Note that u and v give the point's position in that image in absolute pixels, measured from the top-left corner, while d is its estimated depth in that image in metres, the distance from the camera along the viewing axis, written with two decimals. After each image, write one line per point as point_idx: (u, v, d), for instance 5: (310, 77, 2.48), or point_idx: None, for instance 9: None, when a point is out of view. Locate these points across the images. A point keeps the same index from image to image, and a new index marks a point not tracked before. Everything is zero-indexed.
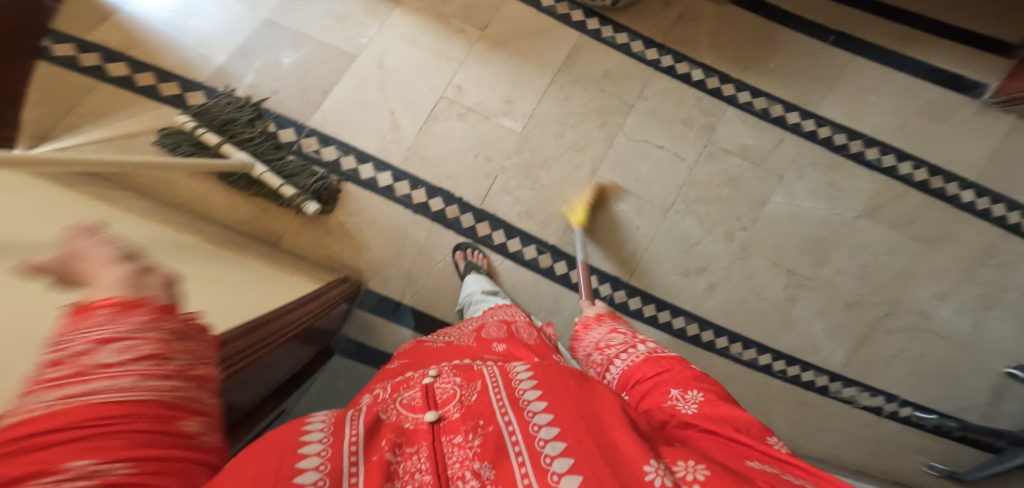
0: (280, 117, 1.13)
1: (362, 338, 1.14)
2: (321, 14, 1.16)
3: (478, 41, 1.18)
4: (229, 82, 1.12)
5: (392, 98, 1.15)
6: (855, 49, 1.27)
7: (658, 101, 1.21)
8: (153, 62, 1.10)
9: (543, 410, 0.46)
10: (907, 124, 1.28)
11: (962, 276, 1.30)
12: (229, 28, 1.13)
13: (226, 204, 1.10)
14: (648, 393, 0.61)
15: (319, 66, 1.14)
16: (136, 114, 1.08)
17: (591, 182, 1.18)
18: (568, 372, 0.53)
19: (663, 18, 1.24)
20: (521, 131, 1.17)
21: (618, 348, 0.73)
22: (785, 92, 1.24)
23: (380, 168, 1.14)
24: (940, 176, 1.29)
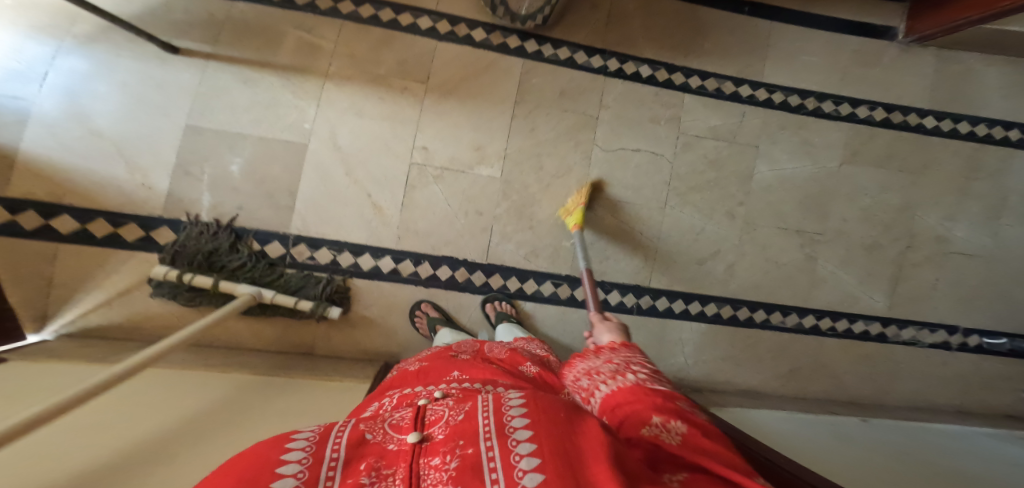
0: (259, 233, 1.06)
1: None
2: (249, 107, 1.06)
3: (426, 94, 1.13)
4: (188, 207, 1.04)
5: (363, 180, 1.10)
6: (772, 15, 1.32)
7: (620, 107, 1.21)
8: (96, 206, 1.01)
9: (526, 439, 0.40)
10: (845, 73, 1.36)
11: (960, 194, 1.34)
12: (151, 140, 1.03)
13: (250, 331, 1.06)
14: (628, 431, 0.45)
15: (273, 164, 1.07)
16: (117, 268, 1.02)
17: (583, 203, 1.18)
18: (561, 402, 0.47)
19: (595, 21, 1.22)
20: (501, 176, 1.16)
21: (601, 366, 0.54)
22: (729, 68, 1.28)
23: (378, 255, 1.10)
24: (897, 111, 1.36)
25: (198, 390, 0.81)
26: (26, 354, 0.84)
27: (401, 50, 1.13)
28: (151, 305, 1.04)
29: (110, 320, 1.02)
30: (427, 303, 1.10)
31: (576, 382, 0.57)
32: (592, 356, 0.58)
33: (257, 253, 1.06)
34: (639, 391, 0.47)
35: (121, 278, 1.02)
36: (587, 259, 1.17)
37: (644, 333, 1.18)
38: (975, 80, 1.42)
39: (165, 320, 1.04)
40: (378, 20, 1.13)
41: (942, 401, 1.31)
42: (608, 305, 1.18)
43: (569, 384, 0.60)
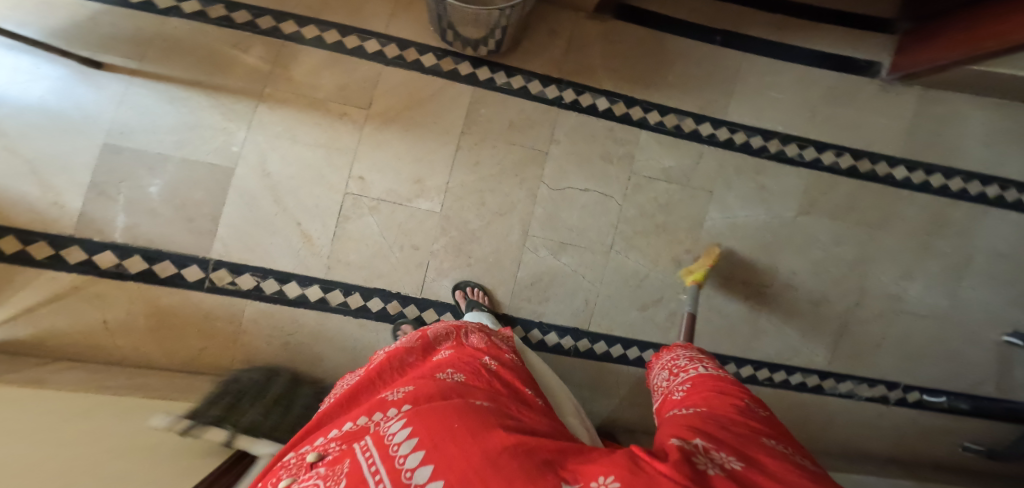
0: (175, 256, 1.03)
1: None
2: (173, 128, 1.03)
3: (367, 121, 1.09)
4: (101, 228, 1.00)
5: (292, 208, 1.07)
6: (743, 46, 1.26)
7: (571, 142, 1.18)
8: (6, 222, 0.97)
9: (429, 477, 0.40)
10: (816, 112, 1.30)
11: (921, 251, 1.31)
12: (68, 159, 1.00)
13: (163, 351, 1.04)
14: (708, 388, 0.62)
15: (194, 189, 1.03)
16: (24, 285, 0.98)
17: (525, 242, 1.16)
18: (453, 412, 0.49)
19: (552, 49, 1.18)
20: (441, 210, 1.12)
21: (705, 361, 0.74)
22: (690, 104, 1.23)
23: (305, 283, 1.08)
24: (866, 159, 1.31)
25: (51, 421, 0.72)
26: None
27: (342, 73, 1.08)
28: (57, 323, 1.00)
29: (15, 336, 0.98)
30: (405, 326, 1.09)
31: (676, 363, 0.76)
32: (694, 354, 0.78)
33: (174, 276, 1.03)
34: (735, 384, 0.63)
35: (28, 295, 0.98)
36: (525, 299, 1.16)
37: (579, 377, 1.17)
38: (956, 128, 1.35)
39: (75, 337, 1.01)
40: (320, 41, 1.08)
41: (874, 454, 1.32)
42: (544, 347, 1.16)
43: (666, 366, 0.79)
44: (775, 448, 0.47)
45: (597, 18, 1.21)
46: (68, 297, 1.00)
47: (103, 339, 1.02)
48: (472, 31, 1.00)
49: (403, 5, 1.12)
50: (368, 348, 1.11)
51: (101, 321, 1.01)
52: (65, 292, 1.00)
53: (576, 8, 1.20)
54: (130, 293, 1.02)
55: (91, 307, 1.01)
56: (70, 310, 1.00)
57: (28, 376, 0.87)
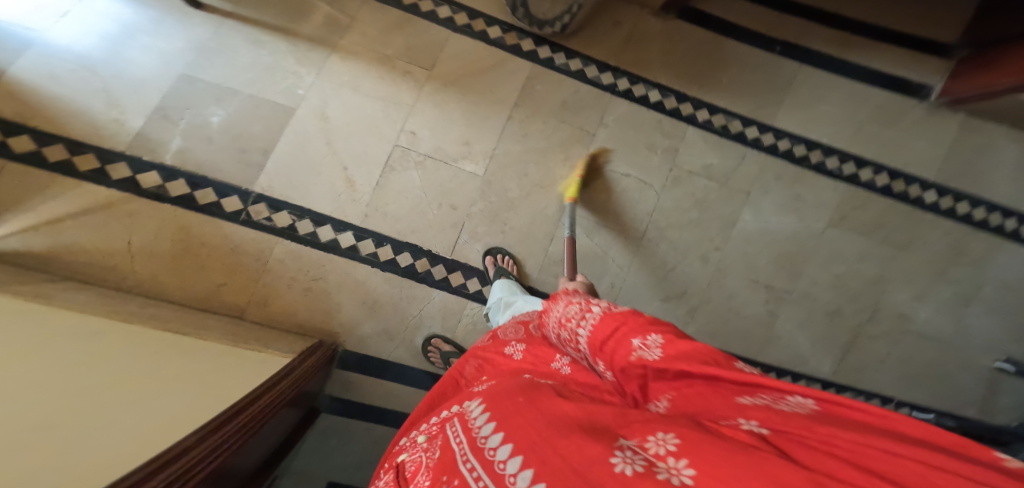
0: (218, 185, 1.02)
1: (347, 395, 1.09)
2: (246, 67, 1.06)
3: (427, 81, 1.13)
4: (153, 148, 1.01)
5: (341, 152, 1.08)
6: (801, 58, 1.32)
7: (618, 128, 1.22)
8: (59, 132, 0.97)
9: (502, 442, 0.40)
10: (862, 130, 1.33)
11: (934, 276, 1.33)
12: (141, 85, 1.02)
13: (178, 282, 1.00)
14: (619, 352, 0.51)
15: (252, 123, 1.05)
16: (58, 195, 0.96)
17: (561, 218, 1.17)
18: (521, 388, 0.49)
19: (613, 40, 1.25)
20: (484, 174, 1.14)
21: (576, 316, 0.63)
22: (743, 107, 1.28)
23: (339, 228, 1.07)
24: (902, 179, 1.32)
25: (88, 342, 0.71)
26: None
27: (411, 37, 1.13)
28: (79, 238, 0.96)
29: (33, 248, 0.94)
30: (438, 341, 1.10)
31: (560, 334, 0.66)
32: (563, 305, 0.68)
33: (212, 204, 1.02)
34: (617, 317, 0.55)
35: (58, 205, 0.95)
36: (553, 275, 1.17)
37: None
38: (990, 157, 1.36)
39: (95, 255, 0.97)
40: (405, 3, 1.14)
41: None
42: None
43: (562, 344, 0.67)
44: (757, 397, 0.37)
45: (661, 16, 1.28)
46: (98, 212, 0.97)
47: (121, 260, 0.98)
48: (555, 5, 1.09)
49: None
50: (387, 303, 1.09)
51: (123, 241, 0.98)
52: (98, 206, 0.97)
53: (643, 4, 1.26)
54: (163, 217, 1.00)
55: (118, 226, 0.98)
56: (96, 226, 0.97)
57: (39, 289, 0.83)
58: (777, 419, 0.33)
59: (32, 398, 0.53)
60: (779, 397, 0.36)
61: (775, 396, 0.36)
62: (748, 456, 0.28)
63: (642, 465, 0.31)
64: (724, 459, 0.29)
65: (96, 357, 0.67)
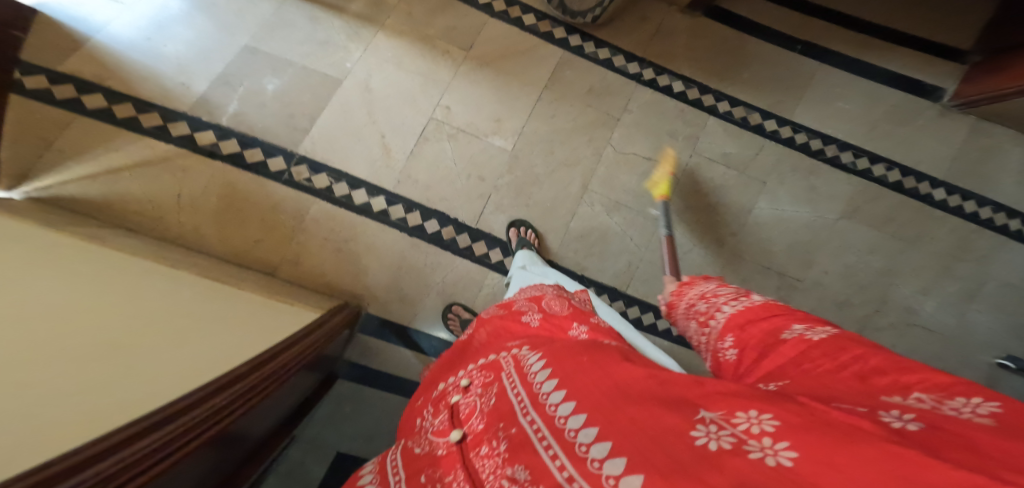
0: (267, 145, 1.11)
1: (365, 362, 1.05)
2: (303, 40, 1.17)
3: (464, 61, 1.24)
4: (212, 110, 1.10)
5: (381, 122, 1.17)
6: (819, 58, 1.42)
7: (642, 114, 1.31)
8: (131, 93, 1.08)
9: (564, 400, 0.44)
10: (875, 127, 1.39)
11: (941, 271, 1.33)
12: (208, 54, 1.12)
13: (218, 236, 1.04)
14: (761, 332, 0.51)
15: (303, 93, 1.14)
16: (120, 147, 1.04)
17: (583, 196, 1.23)
18: (583, 351, 0.52)
19: (642, 33, 1.37)
20: (511, 149, 1.22)
21: (727, 298, 0.61)
22: (763, 101, 1.37)
23: (373, 193, 1.13)
24: (912, 177, 1.36)
25: (136, 273, 0.74)
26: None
27: (453, 19, 1.26)
28: (133, 188, 1.02)
29: (89, 194, 1.00)
30: (457, 308, 1.08)
31: (695, 308, 0.66)
32: (710, 289, 0.67)
33: (259, 163, 1.09)
34: (774, 309, 0.53)
35: (119, 156, 1.03)
36: (573, 251, 1.20)
37: None
38: (997, 158, 1.40)
39: (146, 205, 1.02)
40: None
41: None
42: None
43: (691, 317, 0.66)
44: (914, 398, 0.35)
45: (688, 13, 1.42)
46: (153, 166, 1.05)
47: (167, 210, 1.03)
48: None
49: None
50: (411, 269, 1.10)
51: (174, 194, 1.04)
52: (156, 159, 1.05)
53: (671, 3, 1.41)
54: (213, 173, 1.07)
55: (171, 179, 1.05)
56: (150, 177, 1.04)
57: (89, 231, 0.87)
58: (941, 423, 0.31)
59: (94, 312, 0.56)
60: (942, 401, 0.33)
61: (942, 399, 0.33)
62: (870, 442, 0.27)
63: (731, 441, 0.31)
64: (840, 442, 0.28)
65: (155, 287, 0.72)
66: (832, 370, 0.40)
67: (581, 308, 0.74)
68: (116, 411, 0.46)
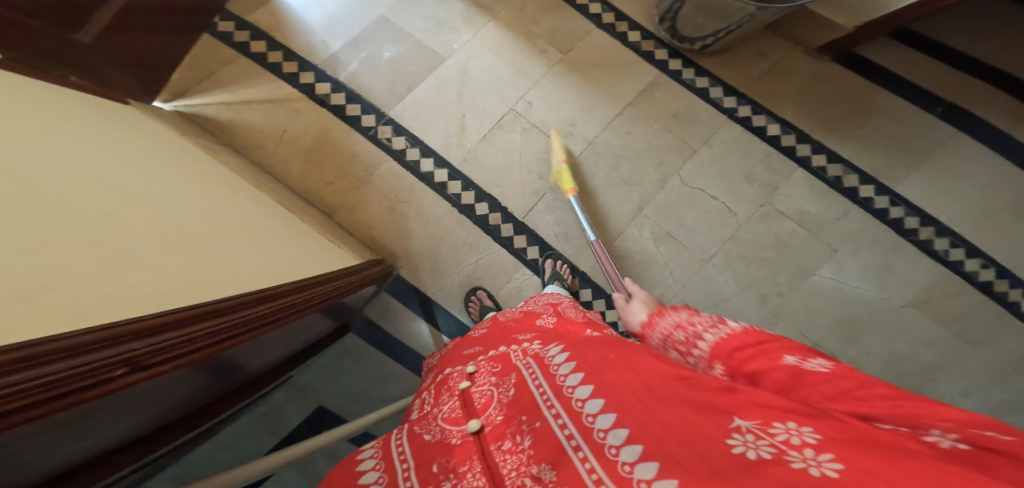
0: (366, 103, 1.25)
1: (380, 321, 1.15)
2: (427, 17, 1.32)
3: (558, 63, 1.32)
4: (335, 66, 1.26)
5: (466, 103, 1.27)
6: (961, 125, 1.30)
7: (722, 151, 1.29)
8: (285, 43, 1.27)
9: (592, 398, 0.49)
10: (989, 217, 1.24)
11: (992, 380, 1.15)
12: (351, 19, 1.29)
13: (301, 172, 1.18)
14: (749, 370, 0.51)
15: (410, 63, 1.28)
16: (255, 85, 1.23)
17: (635, 218, 1.23)
18: (607, 348, 0.56)
19: (753, 67, 1.38)
20: (578, 155, 1.26)
21: (704, 324, 0.62)
22: (864, 164, 1.29)
23: (438, 164, 1.22)
24: (1007, 279, 1.20)
25: (234, 190, 0.89)
26: (144, 108, 1.03)
27: (560, 21, 1.36)
28: (251, 118, 1.20)
29: (216, 116, 1.19)
30: (480, 292, 1.15)
31: (674, 337, 0.66)
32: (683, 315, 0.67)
33: (354, 117, 1.23)
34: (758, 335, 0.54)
35: (251, 92, 1.22)
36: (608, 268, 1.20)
37: None
38: None
39: (256, 134, 1.19)
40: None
41: None
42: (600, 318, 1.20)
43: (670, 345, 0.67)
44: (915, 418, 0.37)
45: (815, 55, 1.38)
46: (272, 103, 1.22)
47: (270, 141, 1.19)
48: (710, 22, 1.22)
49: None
50: (450, 245, 1.19)
51: (281, 128, 1.20)
52: (278, 99, 1.22)
53: (797, 42, 1.39)
54: (317, 117, 1.22)
55: (283, 116, 1.21)
56: (267, 112, 1.21)
57: (208, 145, 1.04)
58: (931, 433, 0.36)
59: (196, 210, 0.70)
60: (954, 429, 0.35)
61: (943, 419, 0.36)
62: (910, 459, 0.32)
63: (770, 452, 0.36)
64: (882, 462, 0.32)
65: (244, 207, 0.86)
66: (840, 393, 0.42)
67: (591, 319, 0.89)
68: (196, 279, 0.58)
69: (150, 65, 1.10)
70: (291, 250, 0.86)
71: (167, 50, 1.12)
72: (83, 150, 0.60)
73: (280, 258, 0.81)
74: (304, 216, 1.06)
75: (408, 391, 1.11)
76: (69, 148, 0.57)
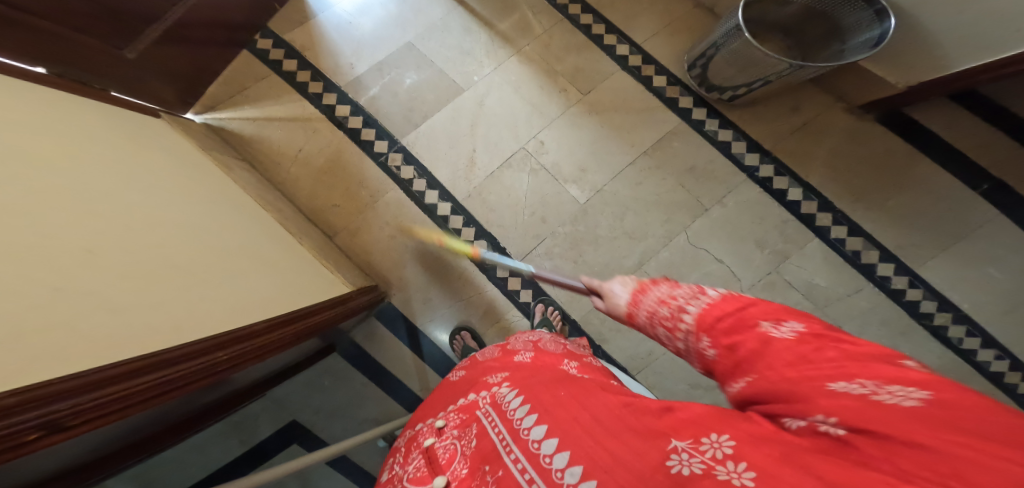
0: (382, 129, 1.27)
1: (367, 344, 1.17)
2: (453, 46, 1.33)
3: (577, 103, 1.31)
4: (358, 90, 1.29)
5: (479, 137, 1.27)
6: (1006, 206, 1.20)
7: (734, 212, 1.24)
8: (315, 63, 1.31)
9: (544, 433, 0.40)
10: (1015, 310, 1.16)
11: None
12: (381, 44, 1.32)
13: (312, 190, 1.23)
14: (743, 340, 0.35)
15: (430, 92, 1.30)
16: (281, 103, 1.27)
17: (634, 272, 1.20)
18: (553, 381, 0.47)
19: (784, 123, 1.30)
20: (583, 202, 1.24)
21: (685, 295, 0.42)
22: (888, 240, 1.21)
23: (443, 197, 1.23)
24: (1019, 372, 1.15)
25: (236, 211, 0.92)
26: (173, 120, 1.08)
27: (585, 61, 1.34)
28: (271, 136, 1.25)
29: (239, 131, 1.24)
30: (464, 333, 1.15)
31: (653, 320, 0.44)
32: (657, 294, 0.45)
33: (368, 142, 1.26)
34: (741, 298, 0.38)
35: (276, 110, 1.27)
36: (600, 319, 1.19)
37: None
38: None
39: (272, 151, 1.24)
40: (600, 39, 1.36)
41: None
42: None
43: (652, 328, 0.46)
44: (855, 383, 0.27)
45: (858, 113, 1.29)
46: (293, 123, 1.26)
47: (286, 159, 1.24)
48: (740, 74, 1.17)
49: (667, 38, 1.37)
50: (443, 277, 1.19)
51: (297, 148, 1.25)
52: (299, 118, 1.26)
53: (839, 96, 1.30)
54: (334, 140, 1.26)
55: (301, 135, 1.26)
56: (284, 130, 1.26)
57: (223, 160, 1.08)
58: (848, 403, 0.26)
59: (191, 234, 0.72)
60: (885, 384, 0.27)
61: (884, 386, 0.26)
62: (807, 458, 0.26)
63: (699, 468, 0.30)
64: (784, 462, 0.26)
65: (241, 227, 0.88)
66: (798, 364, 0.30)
67: (574, 348, 0.78)
68: (177, 317, 0.59)
69: (188, 77, 1.15)
70: (281, 278, 0.89)
71: (203, 64, 1.18)
72: (95, 172, 0.62)
73: (264, 285, 0.82)
74: (306, 239, 1.09)
75: (384, 415, 1.15)
76: (80, 173, 0.59)
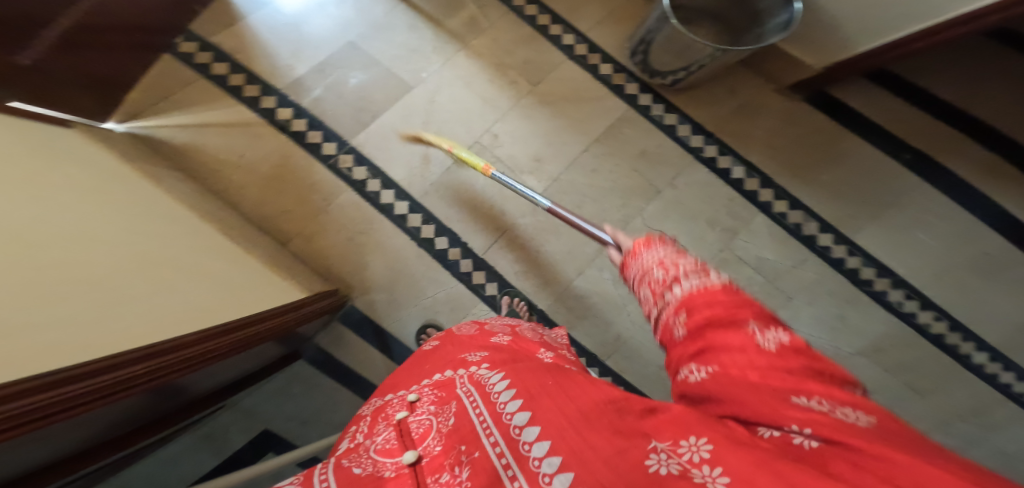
0: (330, 131, 1.23)
1: (332, 350, 1.12)
2: (398, 44, 1.30)
3: (527, 95, 1.31)
4: (300, 91, 1.24)
5: (433, 134, 1.25)
6: (925, 174, 1.31)
7: (685, 193, 1.29)
8: (250, 66, 1.24)
9: (529, 422, 0.39)
10: (943, 274, 1.27)
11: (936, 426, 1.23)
12: (322, 43, 1.27)
13: (259, 197, 1.17)
14: (712, 330, 0.41)
15: (377, 91, 1.26)
16: (216, 108, 1.20)
17: (596, 258, 1.21)
18: (546, 369, 0.47)
19: (721, 106, 1.36)
20: (541, 192, 1.25)
21: (684, 271, 0.48)
22: (825, 211, 1.30)
23: (399, 196, 1.20)
24: (958, 332, 1.26)
25: (170, 223, 0.85)
26: (93, 133, 0.99)
27: (533, 53, 1.35)
28: (207, 142, 1.17)
29: (172, 139, 1.16)
30: (432, 330, 1.12)
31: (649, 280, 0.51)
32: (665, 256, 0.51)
33: (315, 145, 1.21)
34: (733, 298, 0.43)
35: (211, 115, 1.19)
36: (568, 307, 1.20)
37: None
38: None
39: (211, 159, 1.17)
40: (546, 31, 1.37)
41: None
42: None
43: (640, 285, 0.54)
44: (813, 400, 0.32)
45: (789, 95, 1.36)
46: (233, 128, 1.19)
47: (228, 167, 1.17)
48: (676, 60, 1.22)
49: (609, 28, 1.40)
50: (406, 277, 1.17)
51: (238, 153, 1.18)
52: (239, 123, 1.20)
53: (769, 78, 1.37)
54: (278, 144, 1.20)
55: (242, 140, 1.19)
56: (223, 135, 1.19)
57: (154, 170, 1.01)
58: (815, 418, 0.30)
59: (114, 250, 0.65)
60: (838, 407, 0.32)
61: (836, 406, 0.32)
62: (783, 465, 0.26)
63: (678, 469, 0.29)
64: (761, 469, 0.26)
65: (174, 239, 0.81)
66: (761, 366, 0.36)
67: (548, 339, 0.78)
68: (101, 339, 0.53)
69: (103, 83, 1.06)
70: (223, 289, 0.83)
71: (119, 68, 1.09)
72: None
73: (199, 297, 0.76)
74: (254, 248, 1.03)
75: None
76: None
